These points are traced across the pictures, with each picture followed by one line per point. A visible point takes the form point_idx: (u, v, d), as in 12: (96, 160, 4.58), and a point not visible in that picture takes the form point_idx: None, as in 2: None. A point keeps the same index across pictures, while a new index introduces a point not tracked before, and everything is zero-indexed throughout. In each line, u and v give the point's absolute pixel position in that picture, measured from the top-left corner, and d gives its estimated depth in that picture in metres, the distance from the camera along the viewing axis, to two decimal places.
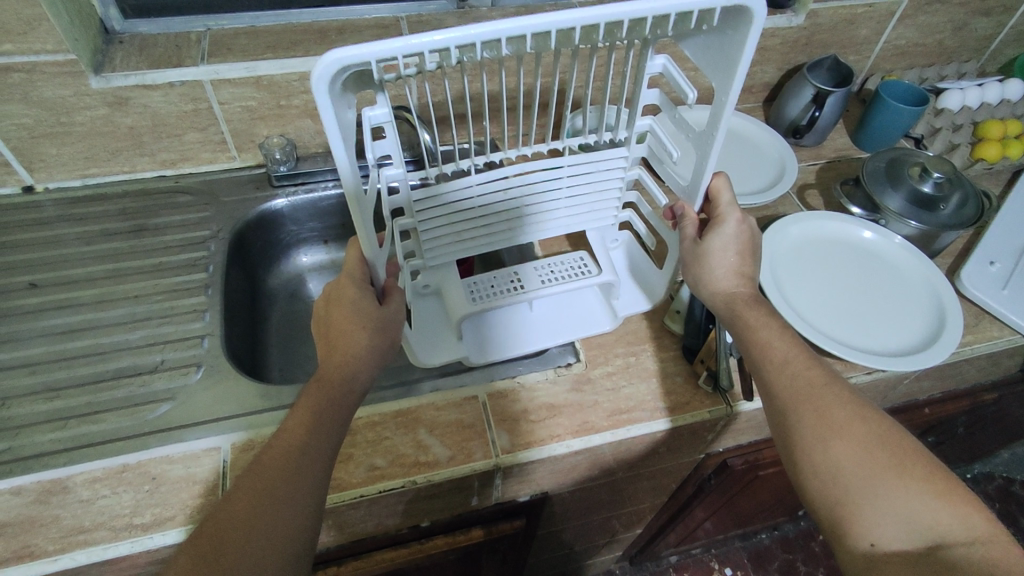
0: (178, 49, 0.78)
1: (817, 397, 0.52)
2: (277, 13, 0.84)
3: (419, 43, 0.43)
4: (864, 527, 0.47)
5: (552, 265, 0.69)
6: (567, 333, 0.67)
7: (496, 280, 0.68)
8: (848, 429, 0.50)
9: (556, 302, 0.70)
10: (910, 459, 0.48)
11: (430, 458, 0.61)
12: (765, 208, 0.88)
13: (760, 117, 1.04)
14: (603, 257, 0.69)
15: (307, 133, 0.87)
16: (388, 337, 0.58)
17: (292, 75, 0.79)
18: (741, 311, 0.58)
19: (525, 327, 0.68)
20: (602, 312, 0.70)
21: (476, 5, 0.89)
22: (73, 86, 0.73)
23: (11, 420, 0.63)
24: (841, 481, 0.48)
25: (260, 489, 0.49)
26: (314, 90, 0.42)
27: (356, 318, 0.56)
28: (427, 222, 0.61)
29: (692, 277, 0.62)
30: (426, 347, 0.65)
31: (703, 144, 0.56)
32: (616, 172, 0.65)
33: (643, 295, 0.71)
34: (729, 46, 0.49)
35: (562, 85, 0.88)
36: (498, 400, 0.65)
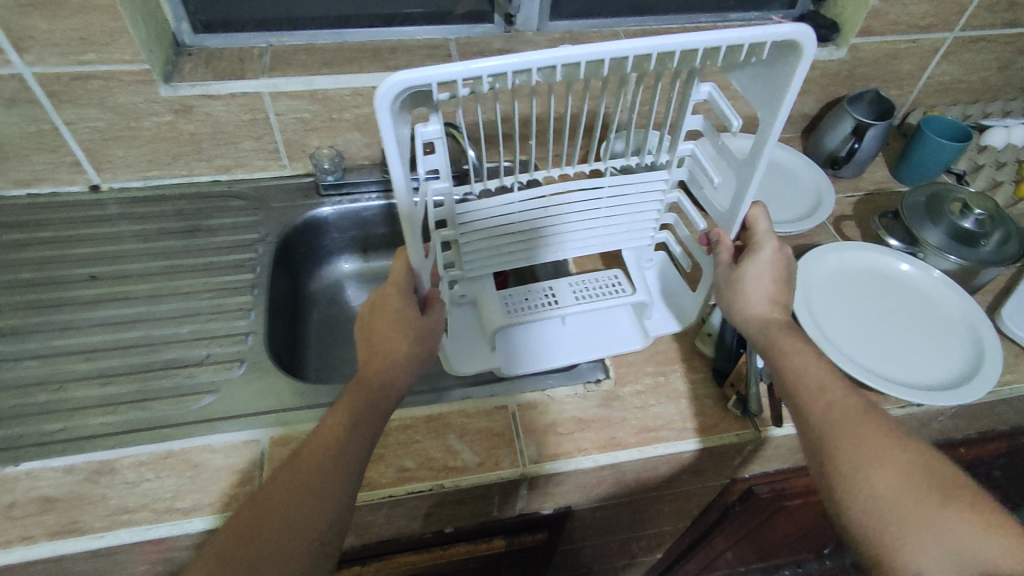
0: (241, 63, 0.83)
1: (856, 426, 0.51)
2: (334, 32, 0.88)
3: (479, 68, 0.45)
4: (908, 559, 0.46)
5: (587, 283, 0.71)
6: (598, 349, 0.69)
7: (531, 295, 0.70)
8: (888, 460, 0.49)
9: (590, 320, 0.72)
10: (953, 495, 0.48)
11: (459, 463, 0.62)
12: (800, 237, 0.88)
13: (797, 148, 1.05)
14: (637, 278, 0.71)
15: (355, 145, 0.91)
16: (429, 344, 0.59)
17: (346, 90, 0.83)
18: (776, 337, 0.57)
19: (559, 343, 0.69)
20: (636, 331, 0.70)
21: (523, 30, 0.92)
22: (143, 93, 0.78)
23: (67, 402, 0.67)
24: (883, 512, 0.48)
25: (296, 483, 0.51)
26: (377, 107, 0.45)
27: (400, 323, 0.58)
28: (469, 236, 0.64)
29: (725, 301, 0.62)
30: (459, 356, 0.67)
31: (744, 171, 0.58)
32: (656, 193, 0.67)
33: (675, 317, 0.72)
34: (777, 77, 0.51)
35: (602, 109, 0.91)
36: (527, 411, 0.66)
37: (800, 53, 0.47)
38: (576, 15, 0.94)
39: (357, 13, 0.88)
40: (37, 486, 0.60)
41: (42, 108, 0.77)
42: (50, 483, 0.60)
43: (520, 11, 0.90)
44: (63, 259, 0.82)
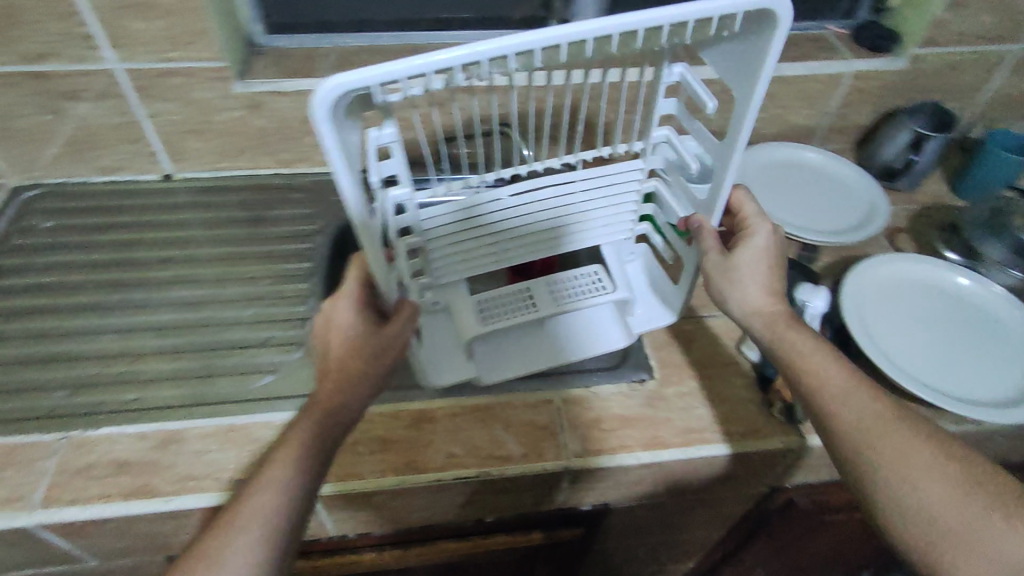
0: (310, 63, 0.87)
1: (891, 431, 0.51)
2: (397, 34, 0.92)
3: (422, 63, 0.43)
4: (961, 569, 0.46)
5: (566, 282, 0.71)
6: (581, 347, 0.69)
7: (509, 300, 0.69)
8: (929, 468, 0.49)
9: (571, 322, 0.71)
10: (1003, 501, 0.47)
11: (505, 453, 0.64)
12: (852, 248, 0.87)
13: (851, 159, 1.03)
14: (615, 273, 0.72)
15: None
16: (387, 359, 0.57)
17: None
18: (782, 330, 0.59)
19: (541, 346, 0.69)
20: (617, 329, 0.71)
21: None
22: (219, 90, 0.83)
23: (141, 374, 0.71)
24: (931, 523, 0.47)
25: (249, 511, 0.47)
26: (315, 115, 0.43)
27: (356, 340, 0.56)
28: (435, 241, 0.64)
29: (720, 295, 0.63)
30: (434, 364, 0.68)
31: (723, 159, 0.56)
32: (631, 185, 0.67)
33: (661, 309, 0.73)
34: (750, 50, 0.49)
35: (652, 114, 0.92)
36: (572, 407, 0.68)
37: (774, 23, 0.45)
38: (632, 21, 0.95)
39: (419, 17, 0.92)
40: (113, 450, 0.64)
41: (130, 101, 0.83)
42: (125, 448, 0.65)
43: (576, 17, 0.92)
44: (137, 242, 0.88)
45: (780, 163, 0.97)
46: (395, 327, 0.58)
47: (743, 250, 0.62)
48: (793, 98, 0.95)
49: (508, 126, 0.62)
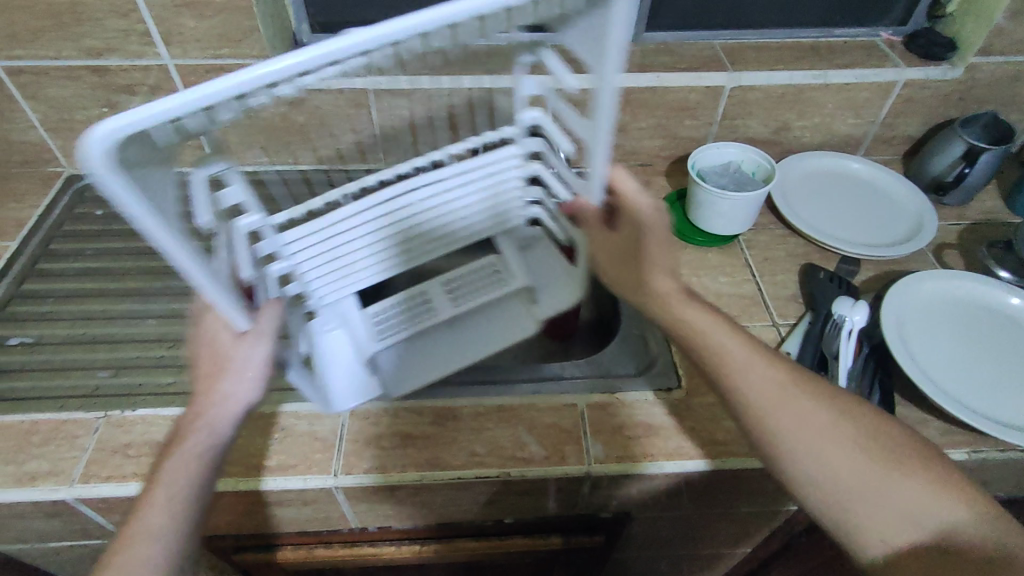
0: None
1: (791, 400, 0.53)
2: None
3: (215, 90, 0.37)
4: (868, 523, 0.49)
5: (462, 278, 0.78)
6: (478, 342, 0.73)
7: (407, 306, 0.76)
8: (828, 431, 0.51)
9: (472, 316, 0.76)
10: (895, 454, 0.50)
11: (527, 454, 0.63)
12: (895, 262, 0.84)
13: (897, 170, 1.00)
14: (511, 262, 0.78)
15: None
16: (258, 382, 0.51)
17: None
18: (676, 308, 0.59)
19: (440, 347, 0.73)
20: (523, 317, 0.76)
21: None
22: None
23: (178, 359, 0.74)
24: (839, 484, 0.50)
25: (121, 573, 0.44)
26: (94, 181, 0.36)
27: (221, 373, 0.50)
28: (307, 255, 0.68)
29: (624, 280, 0.63)
30: (339, 392, 0.67)
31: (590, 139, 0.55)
32: (505, 173, 0.74)
33: (568, 291, 0.76)
34: (596, 23, 0.45)
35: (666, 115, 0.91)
36: (597, 412, 0.67)
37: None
38: (672, 26, 0.94)
39: None
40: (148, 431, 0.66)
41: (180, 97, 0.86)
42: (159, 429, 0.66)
43: None
44: None
45: (820, 173, 0.95)
46: (258, 345, 0.51)
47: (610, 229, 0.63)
48: (840, 106, 0.92)
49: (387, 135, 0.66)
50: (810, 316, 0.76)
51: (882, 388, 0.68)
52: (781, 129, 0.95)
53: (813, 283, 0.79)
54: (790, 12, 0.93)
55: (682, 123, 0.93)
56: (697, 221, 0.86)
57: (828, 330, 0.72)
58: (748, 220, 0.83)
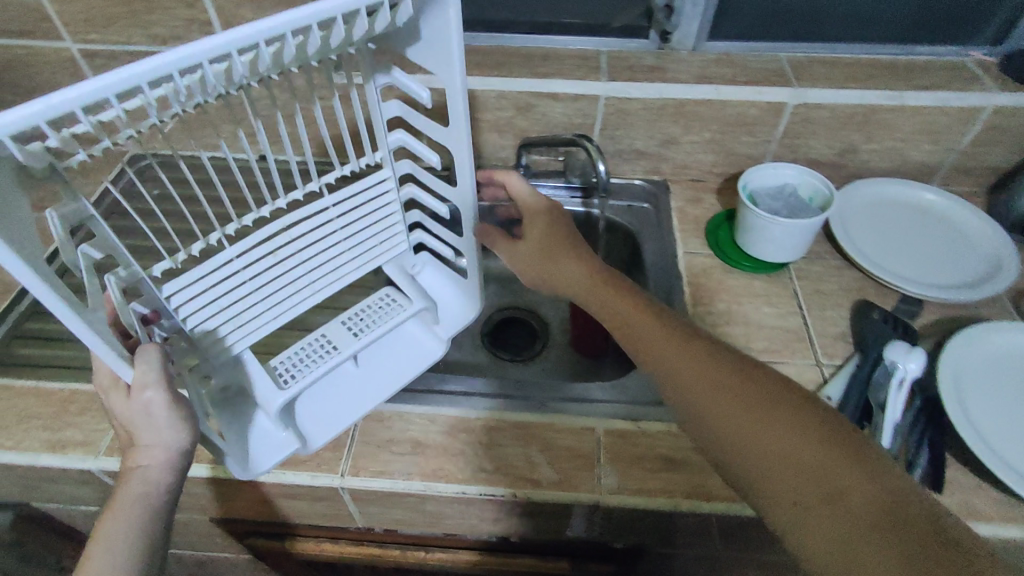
0: None
1: (713, 372, 0.52)
2: (492, 35, 0.89)
3: (64, 97, 0.35)
4: (776, 491, 0.46)
5: (358, 312, 0.65)
6: (395, 374, 0.65)
7: (304, 352, 0.61)
8: (744, 400, 0.50)
9: (378, 348, 0.68)
10: (812, 422, 0.47)
11: (536, 476, 0.61)
12: (964, 307, 0.76)
13: (979, 205, 0.91)
14: (408, 287, 0.67)
15: (492, 146, 0.92)
16: (170, 420, 0.50)
17: (493, 92, 0.85)
18: (604, 291, 0.62)
19: (349, 388, 0.65)
20: (428, 341, 0.68)
21: (678, 48, 0.88)
22: None
23: None
24: (749, 449, 0.48)
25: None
26: None
27: (140, 427, 0.50)
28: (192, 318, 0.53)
29: (550, 283, 0.66)
30: (258, 452, 0.60)
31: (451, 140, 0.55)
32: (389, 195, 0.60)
33: (465, 307, 0.70)
34: (435, 19, 0.46)
35: (723, 133, 0.87)
36: (615, 439, 0.64)
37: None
38: (737, 37, 0.89)
39: (515, 19, 0.89)
40: None
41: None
42: None
43: (677, 29, 0.87)
44: None
45: (888, 203, 0.87)
46: (149, 393, 0.48)
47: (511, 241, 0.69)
48: (916, 130, 0.85)
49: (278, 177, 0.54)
50: (856, 360, 0.70)
51: (930, 446, 0.62)
52: (848, 151, 0.88)
53: (866, 323, 0.73)
54: (868, 28, 0.86)
55: (739, 139, 0.88)
56: (745, 245, 0.80)
57: (874, 376, 0.66)
58: (799, 249, 0.78)
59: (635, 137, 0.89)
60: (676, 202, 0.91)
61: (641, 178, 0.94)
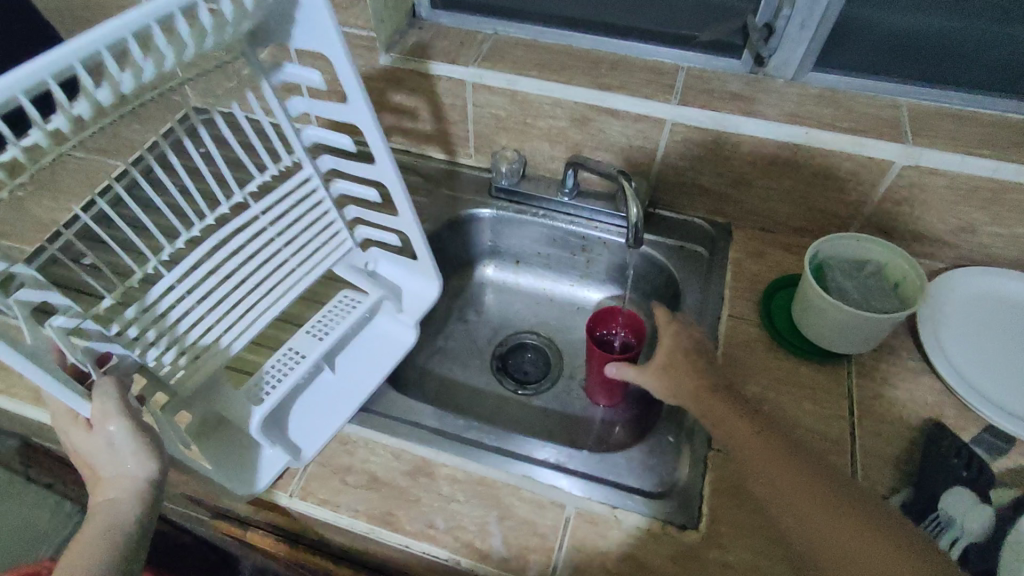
0: (460, 46, 0.80)
1: (817, 492, 0.50)
2: (562, 33, 0.80)
3: None
4: None
5: (321, 317, 0.65)
6: (376, 370, 0.67)
7: (274, 366, 0.60)
8: (853, 528, 0.48)
9: (350, 354, 0.68)
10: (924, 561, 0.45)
11: (486, 547, 0.56)
12: None
13: None
14: (363, 281, 0.68)
15: (541, 155, 0.83)
16: (135, 449, 0.48)
17: (546, 98, 0.76)
18: (708, 401, 0.57)
19: (325, 394, 0.64)
20: (398, 324, 0.70)
21: (774, 75, 0.75)
22: (365, 59, 0.80)
23: None
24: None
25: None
26: None
27: (109, 457, 0.48)
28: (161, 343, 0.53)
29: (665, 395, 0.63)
30: (251, 471, 0.58)
31: (355, 116, 0.53)
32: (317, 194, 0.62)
33: (426, 283, 0.71)
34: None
35: (807, 183, 0.74)
36: (585, 526, 0.57)
37: None
38: (851, 70, 0.74)
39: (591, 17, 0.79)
40: None
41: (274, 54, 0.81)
42: None
43: (776, 52, 0.73)
44: None
45: (1002, 301, 0.71)
46: (111, 425, 0.47)
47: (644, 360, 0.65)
48: None
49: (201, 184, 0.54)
50: (904, 496, 0.58)
51: None
52: (962, 230, 0.72)
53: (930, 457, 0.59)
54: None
55: (825, 194, 0.74)
56: (799, 323, 0.68)
57: (928, 532, 0.55)
58: (868, 343, 0.64)
59: (700, 170, 0.77)
60: (735, 251, 0.79)
61: (701, 217, 0.82)
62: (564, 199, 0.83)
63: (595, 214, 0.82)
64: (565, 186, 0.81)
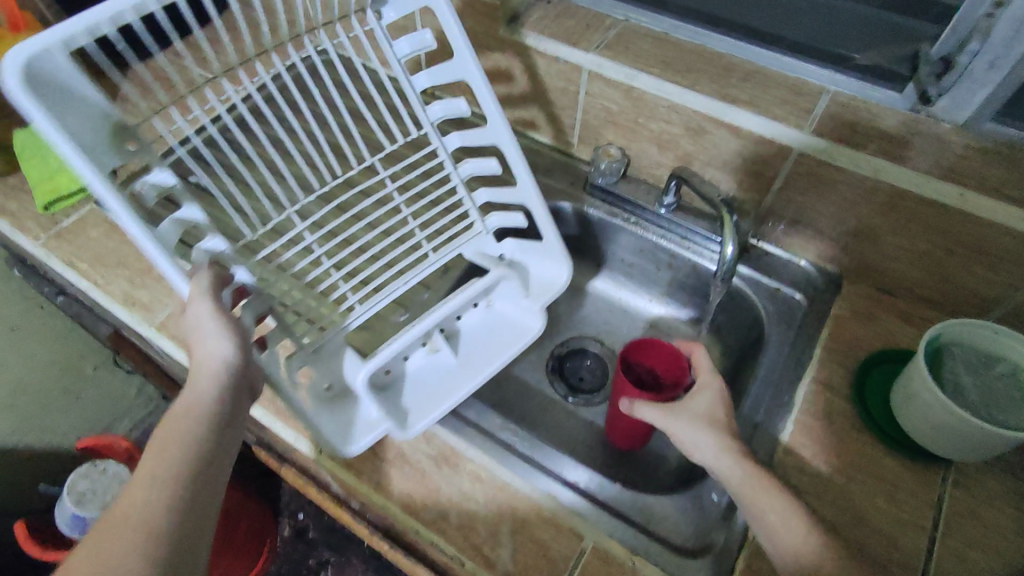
0: (585, 28, 0.75)
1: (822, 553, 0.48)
2: (699, 31, 0.73)
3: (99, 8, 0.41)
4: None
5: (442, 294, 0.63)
6: (496, 355, 0.63)
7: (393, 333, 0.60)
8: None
9: (470, 338, 0.65)
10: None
11: (492, 556, 0.54)
12: None
13: None
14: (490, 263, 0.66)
15: (647, 158, 0.78)
16: (219, 328, 0.50)
17: (663, 101, 0.70)
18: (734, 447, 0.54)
19: (440, 374, 0.62)
20: (523, 308, 0.66)
21: (943, 120, 0.61)
22: (486, 27, 0.77)
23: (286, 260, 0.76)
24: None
25: (99, 555, 0.39)
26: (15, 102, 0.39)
27: (198, 341, 0.51)
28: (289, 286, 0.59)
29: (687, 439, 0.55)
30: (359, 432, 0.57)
31: (461, 67, 0.58)
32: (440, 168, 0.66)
33: (557, 264, 0.68)
34: None
35: (948, 249, 0.63)
36: (599, 564, 0.54)
37: None
38: None
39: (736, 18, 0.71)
40: None
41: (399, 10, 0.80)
42: None
43: (952, 93, 0.60)
44: None
45: None
46: (201, 304, 0.51)
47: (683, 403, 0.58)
48: None
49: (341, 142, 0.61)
50: None
51: None
52: None
53: None
54: None
55: (965, 267, 0.64)
56: (898, 410, 0.60)
57: None
58: (980, 453, 0.55)
59: (820, 210, 0.69)
60: (839, 307, 0.70)
61: (809, 261, 0.74)
62: (660, 212, 0.76)
63: (688, 230, 0.76)
64: (665, 195, 0.74)
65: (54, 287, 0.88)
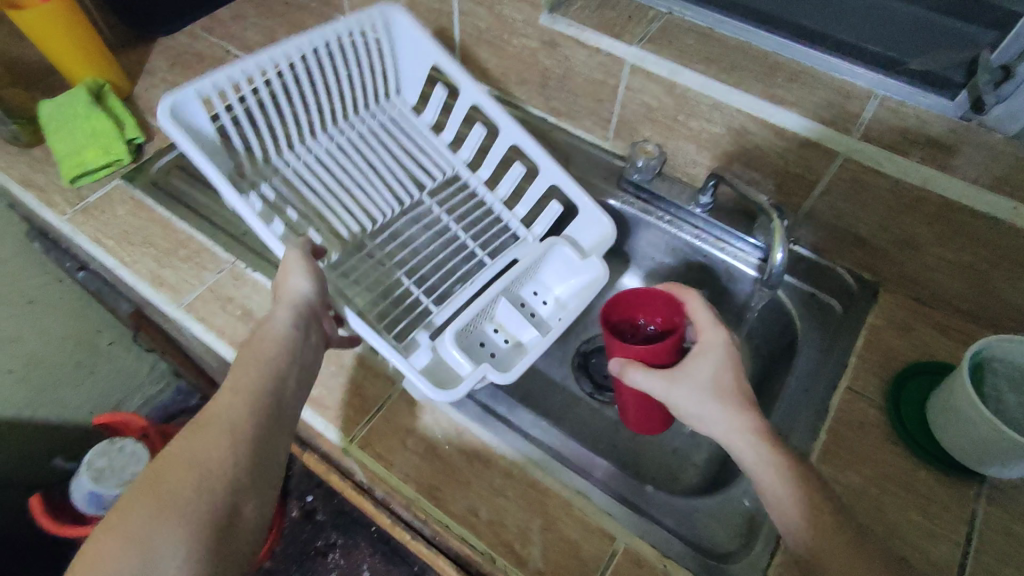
0: (628, 20, 0.73)
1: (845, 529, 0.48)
2: (746, 28, 0.71)
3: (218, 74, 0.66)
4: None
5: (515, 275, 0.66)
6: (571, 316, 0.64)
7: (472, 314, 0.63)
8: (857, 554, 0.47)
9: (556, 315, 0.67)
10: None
11: (523, 554, 0.54)
12: None
13: None
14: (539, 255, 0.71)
15: (684, 156, 0.76)
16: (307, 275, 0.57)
17: (707, 99, 0.68)
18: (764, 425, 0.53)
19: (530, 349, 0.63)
20: (589, 266, 0.67)
21: (999, 130, 0.59)
22: (526, 15, 0.75)
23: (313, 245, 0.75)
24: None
25: (192, 442, 0.43)
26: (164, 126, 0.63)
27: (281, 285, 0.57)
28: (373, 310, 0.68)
29: (692, 405, 0.55)
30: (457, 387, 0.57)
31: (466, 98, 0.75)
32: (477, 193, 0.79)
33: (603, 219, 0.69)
34: (411, 43, 0.77)
35: (994, 261, 0.62)
36: (630, 567, 0.54)
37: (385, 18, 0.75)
38: None
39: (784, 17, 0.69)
40: (251, 298, 0.69)
41: None
42: (258, 300, 0.69)
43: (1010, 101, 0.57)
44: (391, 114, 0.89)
45: None
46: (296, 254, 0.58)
47: (686, 367, 0.56)
48: None
49: (396, 178, 0.77)
50: None
51: None
52: None
53: None
54: None
55: (1009, 281, 0.63)
56: (935, 426, 0.59)
57: None
58: (1014, 471, 0.54)
59: (863, 217, 0.68)
60: (875, 316, 0.69)
61: (846, 268, 0.73)
62: (695, 210, 0.76)
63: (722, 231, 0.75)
64: (701, 194, 0.73)
65: (74, 261, 0.87)
